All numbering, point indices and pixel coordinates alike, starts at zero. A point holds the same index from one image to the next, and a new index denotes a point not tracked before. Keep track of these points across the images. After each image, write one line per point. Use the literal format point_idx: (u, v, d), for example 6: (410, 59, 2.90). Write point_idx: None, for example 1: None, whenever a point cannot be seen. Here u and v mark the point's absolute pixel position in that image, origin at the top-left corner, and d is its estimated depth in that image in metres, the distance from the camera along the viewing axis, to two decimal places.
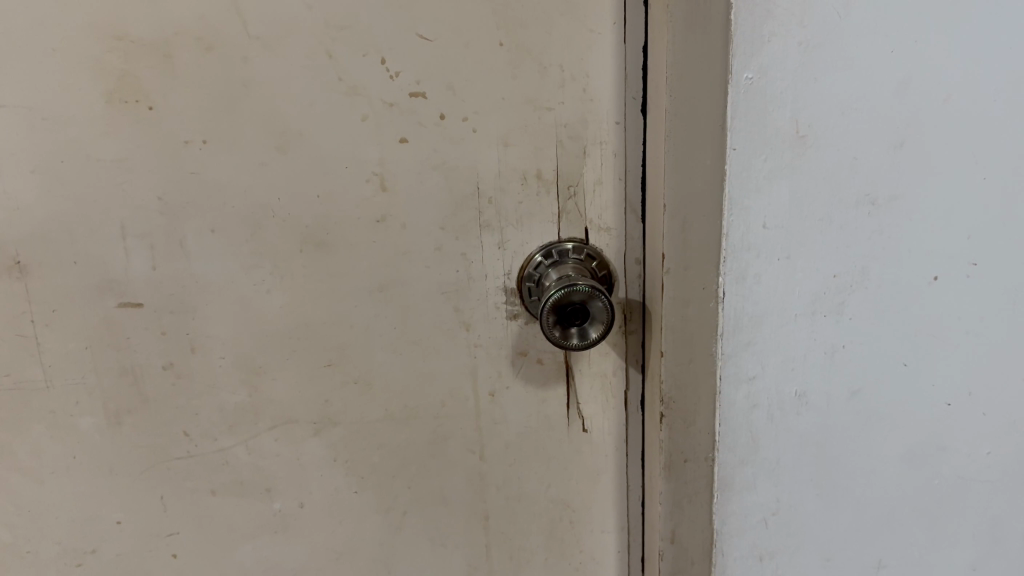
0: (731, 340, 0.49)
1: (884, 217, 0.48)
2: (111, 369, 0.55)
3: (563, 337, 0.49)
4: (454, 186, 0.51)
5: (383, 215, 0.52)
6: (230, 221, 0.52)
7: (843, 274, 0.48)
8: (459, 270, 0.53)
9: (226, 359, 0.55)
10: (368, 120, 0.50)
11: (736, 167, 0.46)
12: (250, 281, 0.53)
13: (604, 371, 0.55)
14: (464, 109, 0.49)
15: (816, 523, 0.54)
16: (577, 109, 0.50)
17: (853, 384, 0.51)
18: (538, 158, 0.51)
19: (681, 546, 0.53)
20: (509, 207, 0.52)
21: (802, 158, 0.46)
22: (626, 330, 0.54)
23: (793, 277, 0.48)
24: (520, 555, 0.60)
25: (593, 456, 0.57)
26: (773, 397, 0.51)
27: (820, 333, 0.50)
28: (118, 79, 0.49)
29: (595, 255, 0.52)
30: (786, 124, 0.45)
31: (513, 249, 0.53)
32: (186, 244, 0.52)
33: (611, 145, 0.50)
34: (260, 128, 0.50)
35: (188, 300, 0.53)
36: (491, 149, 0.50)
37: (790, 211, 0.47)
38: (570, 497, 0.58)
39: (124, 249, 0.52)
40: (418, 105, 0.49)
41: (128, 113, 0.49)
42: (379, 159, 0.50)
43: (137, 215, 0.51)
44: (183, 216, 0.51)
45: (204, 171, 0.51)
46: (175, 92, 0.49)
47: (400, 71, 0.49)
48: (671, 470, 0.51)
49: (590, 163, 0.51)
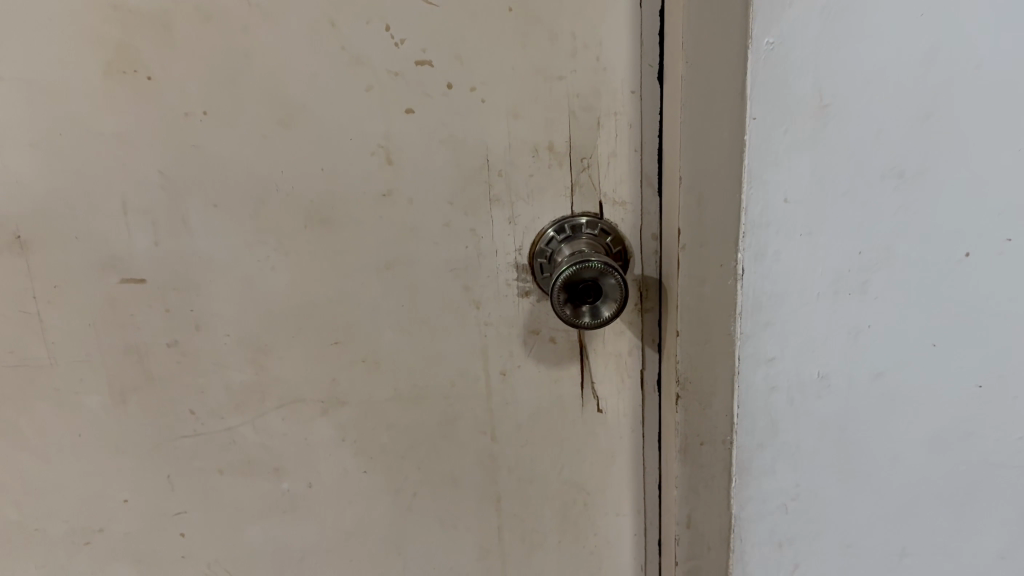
0: (750, 319, 0.47)
1: (912, 192, 0.46)
2: (116, 348, 0.54)
3: (575, 315, 0.47)
4: (462, 159, 0.49)
5: (390, 189, 0.50)
6: (233, 197, 0.50)
7: (867, 251, 0.46)
8: (469, 246, 0.51)
9: (230, 337, 0.54)
10: (373, 91, 0.48)
11: (754, 139, 0.44)
12: (254, 258, 0.52)
13: (619, 351, 0.53)
14: (472, 79, 0.48)
15: (837, 510, 0.52)
16: (590, 78, 0.47)
17: (878, 366, 0.49)
18: (550, 130, 0.49)
19: (697, 531, 0.51)
20: (520, 180, 0.50)
21: (824, 129, 0.44)
22: (642, 309, 0.52)
23: (814, 254, 0.46)
24: (532, 537, 0.59)
25: (608, 438, 0.55)
26: (794, 379, 0.49)
27: (843, 313, 0.47)
28: (115, 50, 0.47)
29: (609, 230, 0.50)
30: (807, 93, 0.43)
31: (524, 224, 0.51)
32: (189, 220, 0.51)
33: (626, 115, 0.48)
34: (261, 101, 0.48)
35: (192, 278, 0.52)
36: (499, 121, 0.48)
37: (812, 184, 0.45)
38: (584, 480, 0.57)
39: (126, 225, 0.51)
40: (423, 74, 0.47)
41: (126, 84, 0.48)
42: (385, 132, 0.49)
43: (138, 190, 0.50)
44: (185, 192, 0.50)
45: (205, 145, 0.49)
46: (173, 62, 0.47)
47: (405, 40, 0.47)
48: (687, 452, 0.49)
49: (604, 135, 0.49)
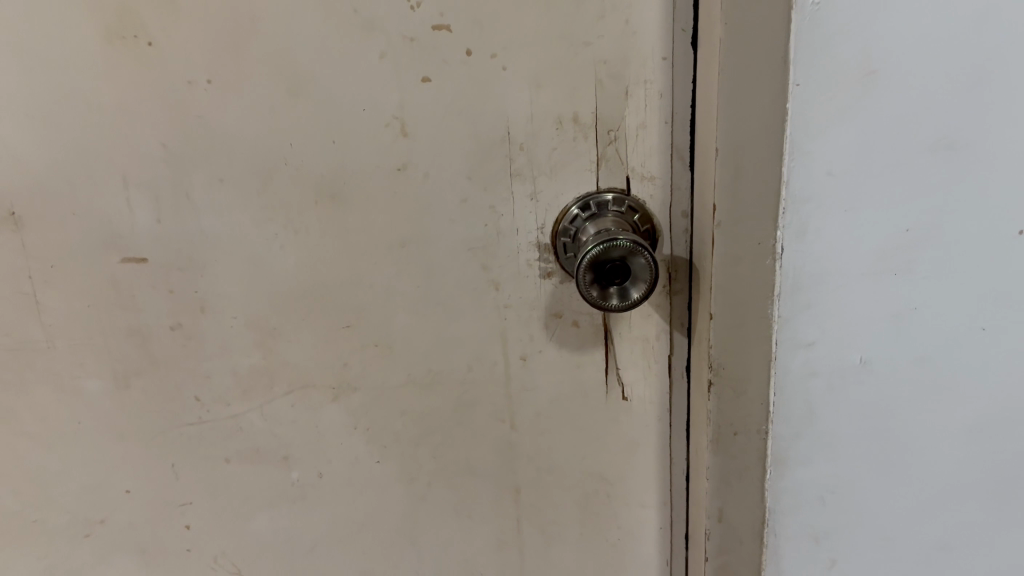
0: (789, 303, 0.44)
1: (964, 163, 0.42)
2: (117, 330, 0.52)
3: (602, 297, 0.45)
4: (481, 130, 0.46)
5: (405, 163, 0.47)
6: (239, 171, 0.47)
7: (915, 228, 0.43)
8: (488, 223, 0.48)
9: (237, 319, 0.51)
10: (387, 58, 0.45)
11: (798, 108, 0.40)
12: (261, 236, 0.49)
13: (645, 335, 0.50)
14: (492, 46, 0.44)
15: (876, 503, 0.49)
16: (618, 44, 0.44)
17: (923, 351, 0.46)
18: (574, 100, 0.46)
19: (729, 526, 0.49)
20: (543, 153, 0.47)
21: (873, 95, 0.40)
22: (671, 290, 0.49)
23: (858, 231, 0.43)
24: (552, 529, 0.56)
25: (633, 427, 0.52)
26: (834, 365, 0.45)
27: (887, 295, 0.44)
28: (114, 14, 0.44)
29: (637, 207, 0.47)
30: (855, 56, 0.40)
31: (546, 202, 0.48)
32: (192, 195, 0.48)
33: (657, 84, 0.45)
34: (267, 69, 0.45)
35: (196, 257, 0.50)
36: (520, 91, 0.45)
37: (858, 156, 0.42)
38: (607, 471, 0.54)
39: (126, 201, 0.48)
40: (441, 40, 0.44)
41: (126, 51, 0.45)
42: (399, 102, 0.46)
43: (138, 163, 0.48)
44: (188, 166, 0.47)
45: (209, 116, 0.46)
46: (175, 27, 0.44)
47: (422, 3, 0.44)
48: (719, 442, 0.47)
49: (633, 105, 0.46)
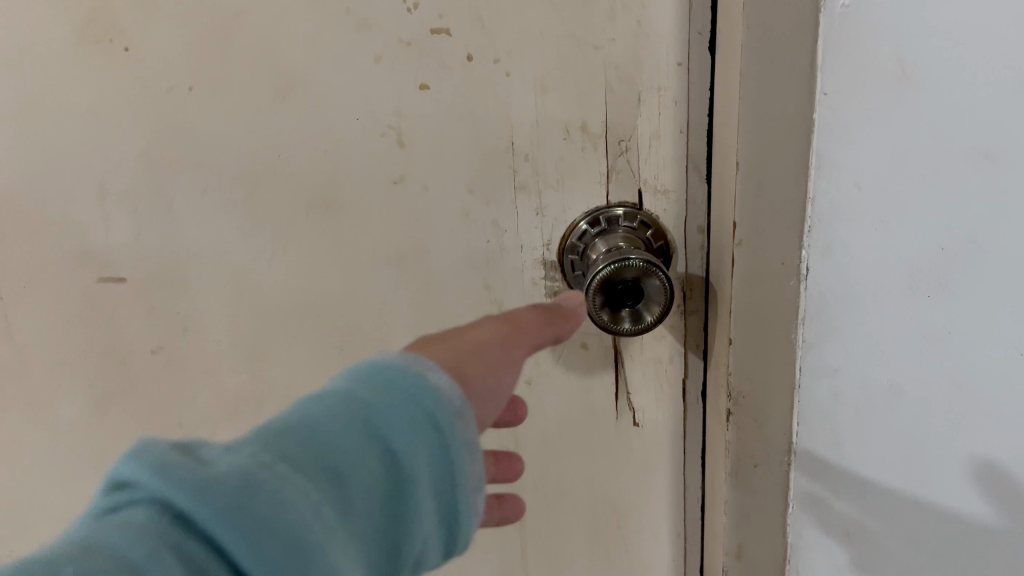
0: (814, 323, 0.41)
1: (1012, 172, 0.37)
2: (93, 353, 0.49)
3: (613, 320, 0.42)
4: (484, 139, 0.43)
5: (402, 174, 0.44)
6: (223, 184, 0.44)
7: (954, 245, 0.38)
8: (491, 239, 0.45)
9: (223, 340, 0.48)
10: (382, 61, 0.42)
11: (825, 115, 0.38)
12: (247, 252, 0.46)
13: (658, 358, 0.47)
14: (495, 48, 0.41)
15: (907, 538, 0.44)
16: (630, 46, 0.41)
17: (958, 377, 0.40)
18: (583, 107, 0.42)
19: (748, 561, 0.46)
20: (549, 164, 0.44)
21: (905, 100, 0.37)
22: (685, 310, 0.45)
23: (888, 247, 0.39)
24: (559, 557, 0.54)
25: (645, 455, 0.49)
26: (860, 390, 0.42)
27: (920, 319, 0.40)
28: (88, 14, 0.41)
29: (649, 223, 0.44)
30: (886, 59, 0.36)
31: (553, 216, 0.45)
32: (174, 208, 0.45)
33: (671, 91, 0.42)
34: (253, 73, 0.42)
35: (178, 275, 0.46)
36: (525, 96, 0.42)
37: (889, 165, 0.38)
38: (618, 500, 0.51)
39: (103, 214, 0.45)
40: (440, 43, 0.41)
41: (101, 55, 0.42)
42: (396, 109, 0.43)
43: (116, 174, 0.44)
44: (169, 177, 0.44)
45: (191, 124, 0.43)
46: (155, 29, 0.41)
47: (420, 3, 0.41)
48: (738, 476, 0.44)
49: (645, 113, 0.42)
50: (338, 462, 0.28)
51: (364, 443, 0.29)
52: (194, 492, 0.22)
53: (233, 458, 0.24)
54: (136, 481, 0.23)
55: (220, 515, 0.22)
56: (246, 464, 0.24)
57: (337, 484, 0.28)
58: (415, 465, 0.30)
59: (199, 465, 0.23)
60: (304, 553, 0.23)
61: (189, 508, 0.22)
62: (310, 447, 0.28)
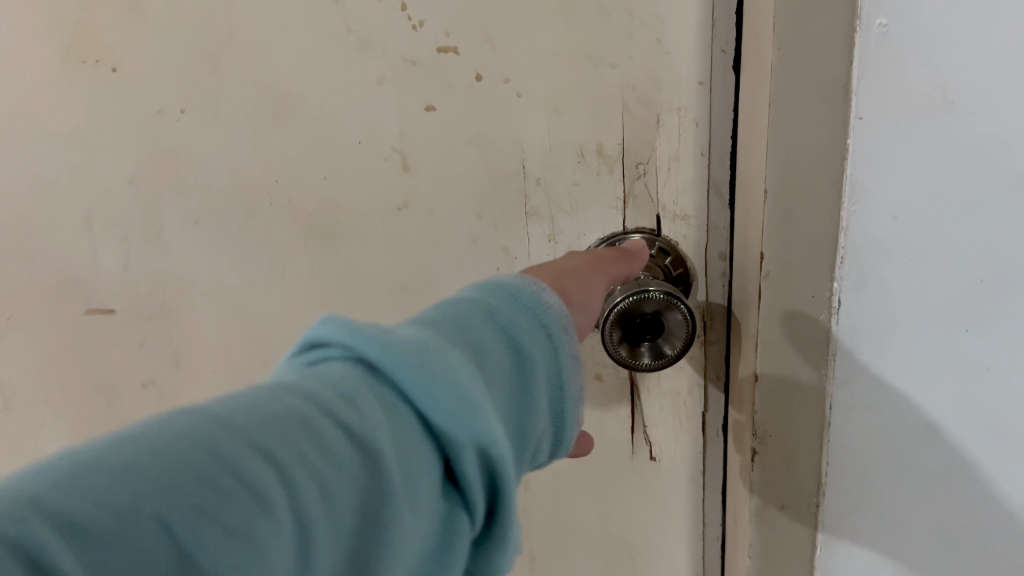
0: (847, 360, 0.38)
1: None
2: (83, 385, 0.50)
3: (632, 356, 0.39)
4: (492, 162, 0.41)
5: (406, 200, 0.42)
6: (218, 210, 0.43)
7: (996, 276, 0.35)
8: (500, 267, 0.43)
9: (216, 372, 0.48)
10: (385, 82, 0.40)
11: (860, 141, 0.35)
12: (241, 282, 0.45)
13: (677, 390, 0.44)
14: (505, 68, 0.39)
15: None
16: (648, 66, 0.38)
17: (999, 417, 0.37)
18: (598, 129, 0.40)
19: None
20: (562, 189, 0.41)
21: (944, 126, 0.34)
22: (706, 340, 0.43)
23: (927, 279, 0.36)
24: None
25: (663, 490, 0.47)
26: (893, 429, 0.39)
27: (958, 353, 0.37)
28: (77, 36, 0.41)
29: (668, 249, 0.41)
30: (925, 83, 0.33)
31: (566, 243, 0.42)
32: (165, 236, 0.45)
33: (692, 112, 0.38)
34: (250, 93, 0.41)
35: (170, 307, 0.46)
36: (538, 118, 0.40)
37: (927, 193, 0.35)
38: (633, 534, 0.49)
39: (91, 243, 0.45)
40: (447, 62, 0.39)
41: (89, 76, 0.42)
42: (400, 132, 0.41)
43: (104, 200, 0.44)
44: (162, 204, 0.44)
45: (183, 147, 0.42)
46: (143, 50, 0.41)
47: (425, 20, 0.38)
48: (763, 517, 0.41)
49: (665, 135, 0.39)
50: (475, 341, 0.27)
51: (493, 338, 0.27)
52: (380, 352, 0.24)
53: (420, 327, 0.26)
54: (334, 342, 0.25)
55: (401, 371, 0.24)
56: (423, 338, 0.25)
57: (475, 359, 0.26)
58: (561, 349, 0.28)
59: (383, 332, 0.25)
60: (459, 399, 0.24)
61: (380, 359, 0.24)
62: (456, 331, 0.26)
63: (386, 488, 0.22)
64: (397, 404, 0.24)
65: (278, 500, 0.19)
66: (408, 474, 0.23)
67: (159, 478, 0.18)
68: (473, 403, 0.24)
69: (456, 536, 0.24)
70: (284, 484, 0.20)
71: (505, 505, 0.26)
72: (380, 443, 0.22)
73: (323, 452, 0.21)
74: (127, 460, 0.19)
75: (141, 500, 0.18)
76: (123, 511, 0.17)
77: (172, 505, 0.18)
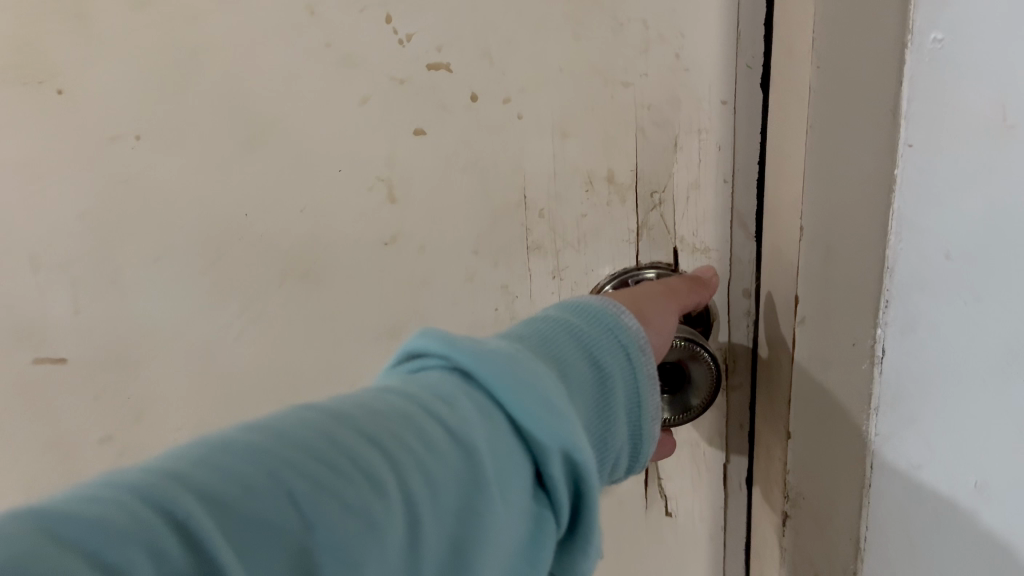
0: (889, 415, 0.33)
1: None
2: (36, 444, 0.45)
3: None
4: (491, 191, 0.36)
5: (394, 234, 0.38)
6: (182, 247, 0.39)
7: None
8: (499, 307, 0.38)
9: (184, 428, 0.43)
10: (370, 102, 0.35)
11: (910, 170, 0.30)
12: (212, 325, 0.41)
13: (695, 439, 0.40)
14: (505, 87, 0.34)
15: None
16: (666, 83, 0.34)
17: None
18: (608, 154, 0.35)
19: None
20: (569, 220, 0.37)
21: (1008, 153, 0.28)
22: (728, 386, 0.39)
23: (982, 327, 0.31)
24: None
25: (681, 544, 0.43)
26: (943, 493, 0.33)
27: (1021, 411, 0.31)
28: (16, 55, 0.36)
29: None
30: (986, 104, 0.28)
31: (573, 279, 0.38)
32: (123, 278, 0.40)
33: (714, 135, 0.34)
34: (218, 116, 0.36)
35: (128, 354, 0.42)
36: (542, 142, 0.35)
37: (987, 227, 0.29)
38: None
39: (37, 287, 0.41)
40: (439, 80, 0.35)
41: (32, 99, 0.37)
42: (387, 158, 0.36)
43: (53, 239, 0.40)
44: (118, 241, 0.39)
45: (139, 179, 0.38)
46: (94, 70, 0.36)
47: (413, 34, 0.34)
48: None
49: (683, 161, 0.35)
50: (560, 351, 0.25)
51: (580, 348, 0.26)
52: (471, 357, 0.23)
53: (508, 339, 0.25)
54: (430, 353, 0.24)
55: (494, 376, 0.22)
56: (513, 348, 0.24)
57: (559, 369, 0.24)
58: (643, 369, 0.26)
59: (477, 342, 0.24)
60: (552, 410, 0.22)
61: (472, 366, 0.23)
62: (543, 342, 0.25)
63: (480, 480, 0.20)
64: (491, 408, 0.22)
65: (379, 481, 0.19)
66: (501, 470, 0.21)
67: (275, 459, 0.18)
68: (559, 407, 0.22)
69: (546, 541, 0.22)
70: (383, 468, 0.19)
71: (593, 517, 0.23)
72: (471, 437, 0.21)
73: (424, 443, 0.20)
74: (248, 440, 0.18)
75: (267, 475, 0.17)
76: (244, 480, 0.17)
77: (292, 479, 0.18)
